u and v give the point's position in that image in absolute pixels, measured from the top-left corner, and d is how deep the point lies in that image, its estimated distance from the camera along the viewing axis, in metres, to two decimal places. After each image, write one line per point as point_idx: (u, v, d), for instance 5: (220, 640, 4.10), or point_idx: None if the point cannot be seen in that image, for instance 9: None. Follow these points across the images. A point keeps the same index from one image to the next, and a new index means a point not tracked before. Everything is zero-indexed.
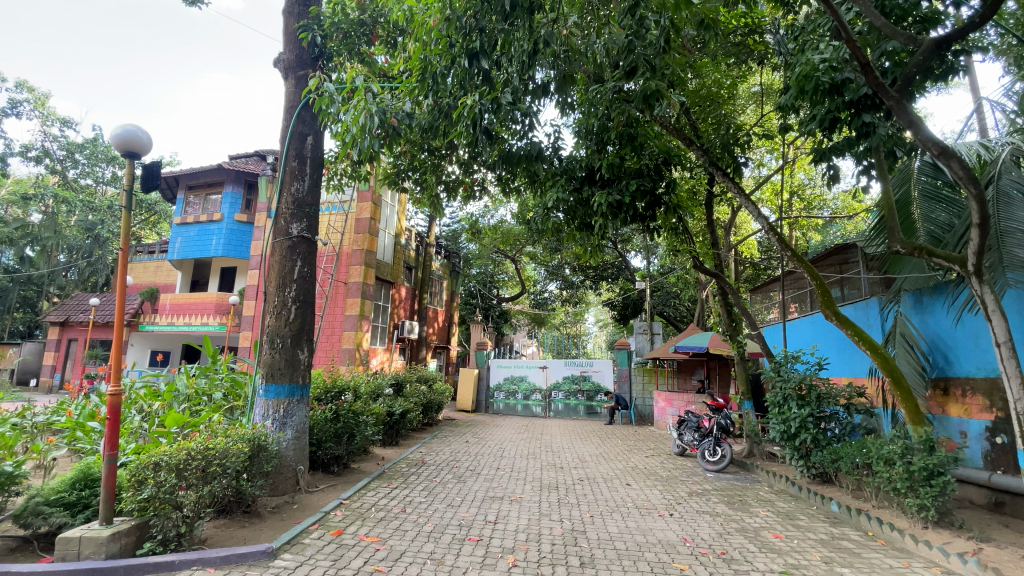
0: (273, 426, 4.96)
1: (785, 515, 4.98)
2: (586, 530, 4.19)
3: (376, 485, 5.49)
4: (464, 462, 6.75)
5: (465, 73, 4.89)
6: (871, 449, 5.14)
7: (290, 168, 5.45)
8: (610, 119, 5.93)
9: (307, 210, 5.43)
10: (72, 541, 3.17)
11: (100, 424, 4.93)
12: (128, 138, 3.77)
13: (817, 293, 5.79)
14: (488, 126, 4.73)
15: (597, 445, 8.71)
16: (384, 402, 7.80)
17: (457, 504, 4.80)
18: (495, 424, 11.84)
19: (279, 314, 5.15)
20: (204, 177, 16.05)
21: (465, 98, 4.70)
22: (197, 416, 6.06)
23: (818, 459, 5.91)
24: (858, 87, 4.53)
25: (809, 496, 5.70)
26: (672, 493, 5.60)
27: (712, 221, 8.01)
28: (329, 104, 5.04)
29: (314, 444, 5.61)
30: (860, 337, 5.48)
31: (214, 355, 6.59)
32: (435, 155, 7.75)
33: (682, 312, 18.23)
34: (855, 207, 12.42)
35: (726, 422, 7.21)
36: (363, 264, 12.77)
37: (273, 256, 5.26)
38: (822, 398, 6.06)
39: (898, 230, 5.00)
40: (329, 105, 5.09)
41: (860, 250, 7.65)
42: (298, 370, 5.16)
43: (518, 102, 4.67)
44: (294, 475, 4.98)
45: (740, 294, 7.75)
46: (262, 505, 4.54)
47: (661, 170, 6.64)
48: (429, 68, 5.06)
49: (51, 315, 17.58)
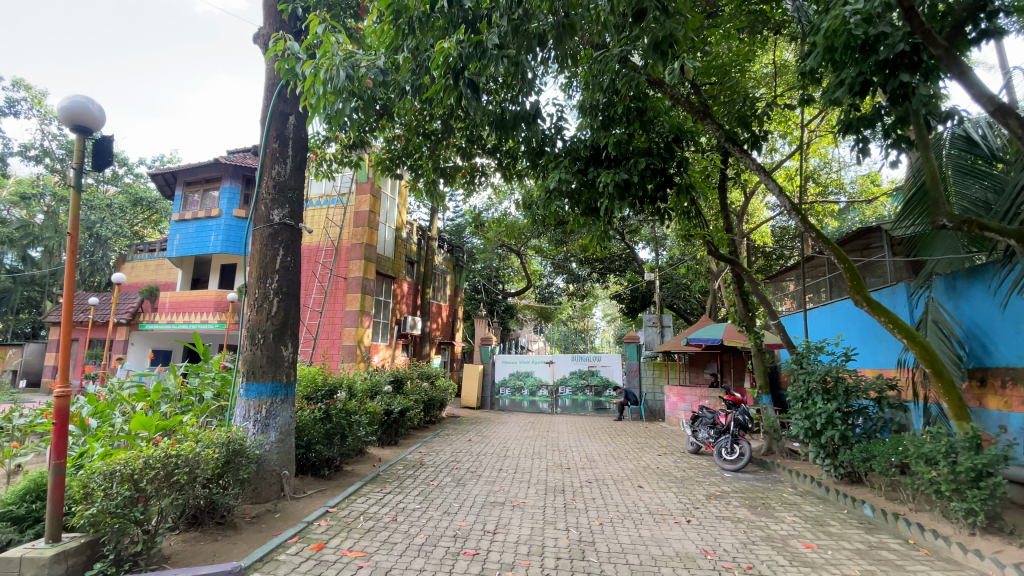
0: (254, 428, 4.58)
1: (814, 521, 4.54)
2: (595, 541, 3.77)
3: (368, 490, 5.09)
4: (465, 463, 6.36)
5: (450, 27, 4.44)
6: (907, 448, 4.68)
7: (270, 150, 5.06)
8: (617, 93, 5.60)
9: (290, 195, 5.04)
10: (12, 561, 2.82)
11: (75, 427, 4.63)
12: (77, 110, 3.42)
13: (845, 277, 5.18)
14: (470, 79, 4.38)
15: (606, 443, 8.28)
16: (382, 400, 7.43)
17: (454, 512, 4.40)
18: (501, 421, 11.43)
19: (260, 307, 4.76)
20: (202, 172, 15.75)
21: (443, 42, 4.24)
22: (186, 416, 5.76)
23: (847, 457, 5.45)
24: (895, 43, 4.03)
25: (838, 497, 5.23)
26: (689, 496, 5.15)
27: (726, 205, 7.54)
28: (292, 61, 4.55)
29: (303, 446, 5.26)
30: (894, 324, 4.94)
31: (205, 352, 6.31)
32: (432, 139, 7.32)
33: (692, 304, 17.73)
34: (872, 191, 11.93)
35: (744, 418, 6.78)
36: (363, 259, 12.39)
37: (254, 246, 4.89)
38: (851, 391, 5.60)
39: (943, 203, 4.48)
40: (292, 62, 4.55)
41: (885, 233, 7.30)
42: (282, 367, 4.79)
43: (508, 52, 4.17)
44: (278, 481, 4.61)
45: (758, 282, 7.23)
46: (239, 514, 4.18)
47: (672, 148, 6.11)
48: (403, 13, 4.54)
49: (51, 316, 17.34)
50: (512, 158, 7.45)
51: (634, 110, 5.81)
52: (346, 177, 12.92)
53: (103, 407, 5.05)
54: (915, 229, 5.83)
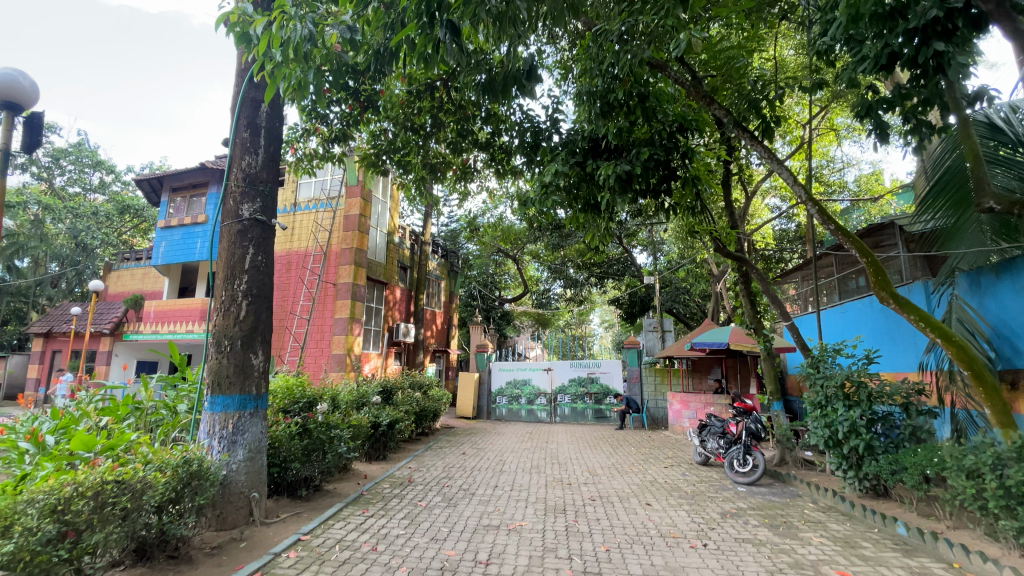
0: (220, 445, 4.11)
1: (844, 543, 4.08)
2: (601, 572, 3.31)
3: (348, 512, 4.61)
4: (457, 480, 5.87)
5: None
6: (945, 459, 4.24)
7: (240, 141, 4.62)
8: (618, 78, 5.27)
9: (261, 187, 4.60)
10: None
11: (30, 445, 3.98)
12: (6, 84, 3.01)
13: (869, 272, 4.69)
14: (451, 19, 3.47)
15: (608, 455, 7.80)
16: (369, 411, 6.95)
17: (442, 538, 3.93)
18: (498, 432, 10.92)
19: (227, 311, 4.30)
20: (188, 178, 15.33)
21: None
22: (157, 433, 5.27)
23: (872, 469, 5.00)
24: (926, 10, 3.70)
25: (865, 514, 4.75)
26: (702, 515, 4.69)
27: (731, 202, 7.15)
28: (245, 24, 4.03)
29: (277, 464, 4.78)
30: (927, 323, 4.48)
31: (182, 363, 5.85)
32: (420, 133, 6.91)
33: (692, 308, 17.30)
34: (877, 188, 11.56)
35: (756, 427, 6.28)
36: (353, 264, 11.95)
37: (220, 244, 4.45)
38: (874, 397, 5.17)
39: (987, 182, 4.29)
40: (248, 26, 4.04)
41: (898, 229, 6.99)
42: (251, 378, 4.32)
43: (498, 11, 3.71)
44: (246, 505, 4.13)
45: (767, 280, 6.77)
46: (198, 545, 3.70)
47: (676, 138, 5.61)
48: None
49: (33, 327, 16.72)
50: (504, 153, 7.08)
51: (635, 95, 5.37)
52: (335, 179, 12.51)
53: (65, 421, 4.47)
54: (944, 221, 5.41)
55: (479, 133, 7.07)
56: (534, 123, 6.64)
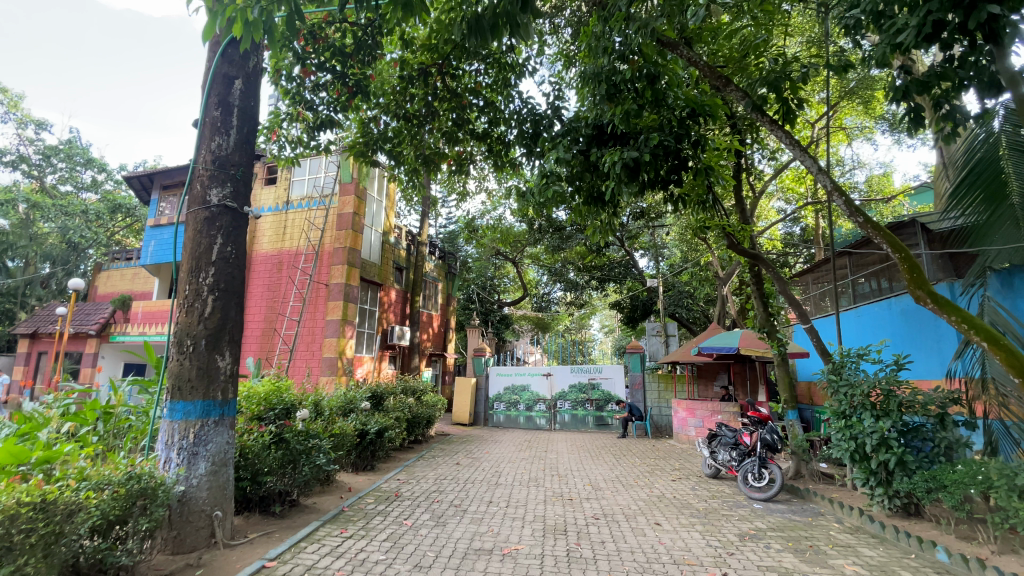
0: (179, 458, 3.66)
1: (882, 573, 3.61)
2: None
3: (325, 533, 4.14)
4: (449, 495, 5.39)
5: None
6: (992, 477, 3.79)
7: (210, 119, 4.17)
8: (627, 56, 4.84)
9: (232, 171, 4.17)
10: None
11: None
12: None
13: (903, 269, 4.19)
14: None
15: (611, 466, 7.33)
16: (356, 418, 6.49)
17: (427, 565, 3.48)
18: (495, 440, 10.42)
19: (190, 308, 3.85)
20: (180, 175, 14.93)
21: None
22: (126, 441, 4.80)
23: (905, 487, 4.55)
24: None
25: (898, 537, 4.28)
26: (719, 538, 4.22)
27: (743, 197, 6.72)
28: None
29: (248, 478, 4.33)
30: (971, 324, 3.88)
31: (159, 364, 5.39)
32: (413, 121, 6.45)
33: (696, 313, 16.83)
34: (888, 190, 11.22)
35: (772, 437, 5.82)
36: (346, 264, 11.51)
37: (184, 233, 4.01)
38: (903, 407, 4.74)
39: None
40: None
41: (920, 229, 6.68)
42: (216, 382, 3.86)
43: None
44: (208, 525, 3.68)
45: (784, 279, 6.31)
46: (146, 572, 3.25)
47: (687, 125, 5.12)
48: None
49: (18, 328, 16.22)
50: (502, 144, 6.65)
51: (644, 76, 4.91)
52: (329, 176, 12.10)
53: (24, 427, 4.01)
54: (966, 220, 4.40)
55: (476, 123, 6.67)
56: (533, 111, 6.26)
